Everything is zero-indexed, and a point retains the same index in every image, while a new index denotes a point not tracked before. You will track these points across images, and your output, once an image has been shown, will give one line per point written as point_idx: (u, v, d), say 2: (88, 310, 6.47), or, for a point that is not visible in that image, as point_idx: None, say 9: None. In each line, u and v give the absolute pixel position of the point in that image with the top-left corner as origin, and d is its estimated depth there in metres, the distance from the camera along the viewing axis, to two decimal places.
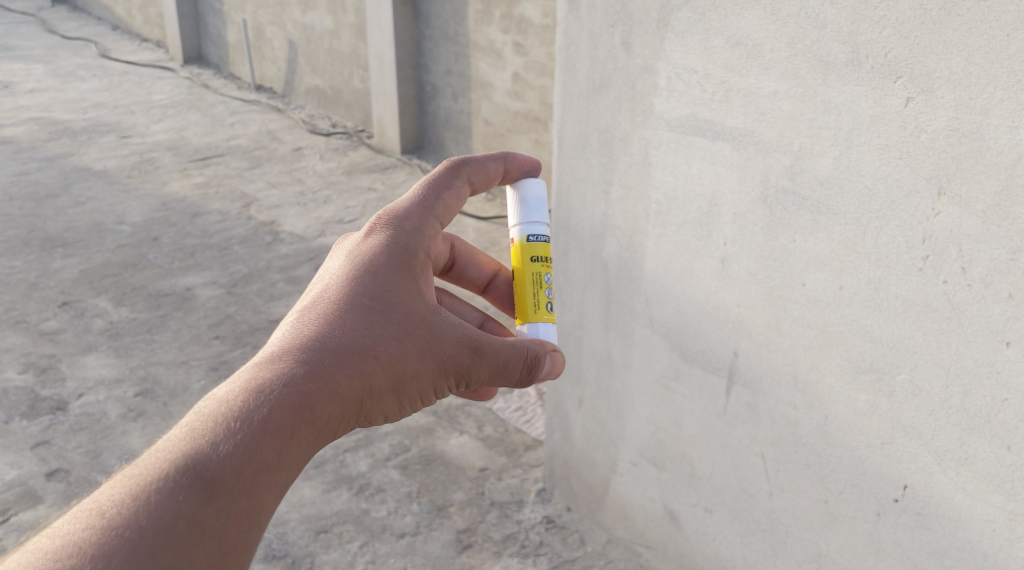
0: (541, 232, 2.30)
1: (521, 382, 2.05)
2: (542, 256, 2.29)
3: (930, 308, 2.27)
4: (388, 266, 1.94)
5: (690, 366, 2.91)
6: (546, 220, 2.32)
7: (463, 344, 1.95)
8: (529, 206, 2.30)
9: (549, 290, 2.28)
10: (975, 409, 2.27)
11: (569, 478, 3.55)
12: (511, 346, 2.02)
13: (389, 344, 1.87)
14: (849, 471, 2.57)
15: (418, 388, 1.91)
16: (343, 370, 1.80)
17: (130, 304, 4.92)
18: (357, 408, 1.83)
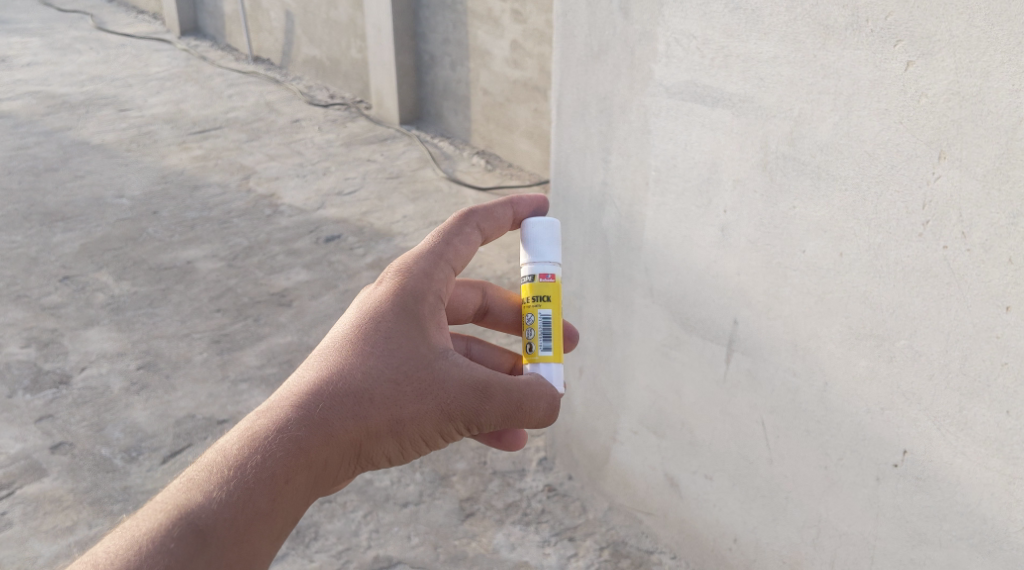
0: (535, 271, 2.22)
1: (538, 423, 2.01)
2: (527, 297, 2.22)
3: (930, 273, 2.27)
4: (389, 309, 1.94)
5: (691, 334, 2.91)
6: (537, 261, 2.21)
7: (468, 388, 1.92)
8: (524, 248, 2.25)
9: (529, 331, 2.21)
10: (975, 373, 2.27)
11: (571, 447, 3.56)
12: (521, 389, 1.97)
13: (387, 387, 1.89)
14: (849, 437, 2.57)
15: (420, 430, 1.91)
16: (339, 417, 1.84)
17: (132, 277, 4.92)
18: (355, 452, 1.87)
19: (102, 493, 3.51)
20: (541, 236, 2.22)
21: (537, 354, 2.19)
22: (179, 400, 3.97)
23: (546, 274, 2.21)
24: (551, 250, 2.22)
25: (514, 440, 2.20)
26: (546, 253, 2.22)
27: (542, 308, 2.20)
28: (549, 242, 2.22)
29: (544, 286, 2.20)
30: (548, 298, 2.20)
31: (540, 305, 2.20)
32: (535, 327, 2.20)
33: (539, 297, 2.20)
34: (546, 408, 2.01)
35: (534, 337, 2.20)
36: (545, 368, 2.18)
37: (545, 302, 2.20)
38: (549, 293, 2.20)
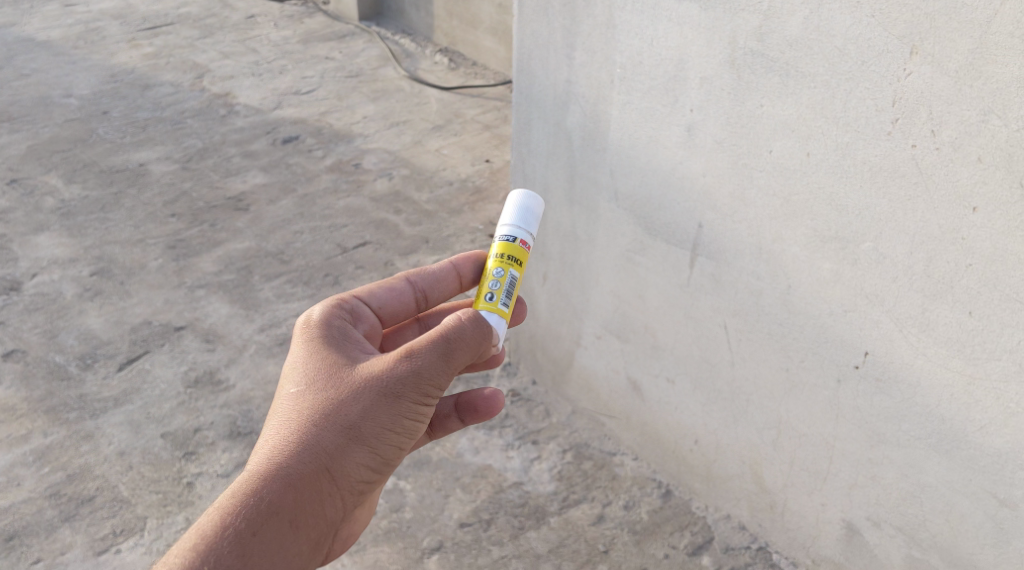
0: (514, 235, 2.11)
1: (474, 343, 1.91)
2: (498, 253, 2.09)
3: (898, 173, 2.21)
4: (304, 351, 1.90)
5: (656, 238, 2.86)
6: (518, 224, 2.12)
7: (394, 360, 1.85)
8: (506, 209, 2.15)
9: (494, 282, 2.06)
10: (939, 275, 2.24)
11: (535, 352, 3.53)
12: (445, 331, 1.88)
13: (320, 404, 1.82)
14: (811, 339, 2.55)
15: (372, 422, 1.82)
16: (288, 452, 1.77)
17: (82, 181, 4.77)
18: (323, 478, 1.79)
19: (57, 402, 3.46)
20: (527, 204, 2.15)
21: (497, 305, 2.04)
22: (134, 307, 3.89)
23: (522, 239, 2.12)
24: (530, 220, 2.15)
25: (491, 406, 2.13)
26: (526, 221, 2.14)
27: (512, 269, 2.08)
28: (532, 212, 2.14)
29: (519, 251, 2.11)
30: (523, 263, 2.10)
31: (513, 264, 2.08)
32: (502, 282, 2.06)
33: (511, 256, 2.09)
34: (474, 328, 1.91)
35: (495, 290, 2.05)
36: (496, 320, 2.02)
37: (516, 264, 2.09)
38: (519, 257, 2.10)
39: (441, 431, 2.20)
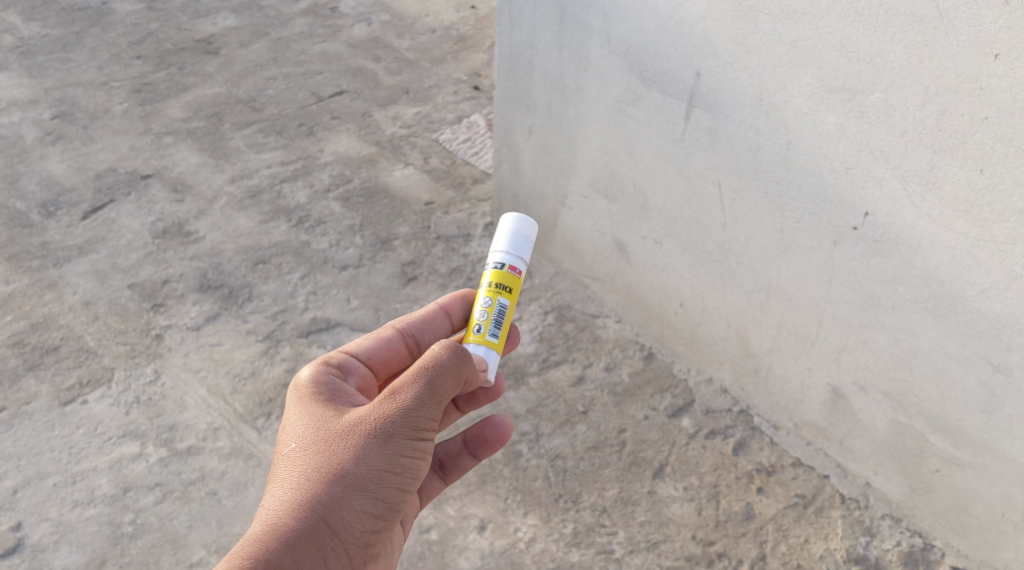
0: (507, 261, 2.04)
1: (459, 377, 1.84)
2: (489, 284, 2.02)
3: (916, 17, 2.05)
4: (292, 414, 1.82)
5: (650, 89, 2.68)
6: (510, 250, 2.04)
7: (380, 403, 1.77)
8: (498, 234, 2.07)
9: (480, 313, 2.00)
10: (951, 130, 2.10)
11: (518, 210, 3.38)
12: (426, 363, 1.81)
13: (311, 462, 1.73)
14: (809, 199, 2.42)
15: (369, 469, 1.73)
16: (286, 509, 1.68)
17: (41, 19, 4.51)
18: (324, 533, 1.68)
19: (19, 250, 3.35)
20: (518, 227, 2.06)
21: (483, 337, 1.99)
22: (99, 154, 3.71)
23: (513, 266, 2.04)
24: (524, 246, 2.07)
25: (496, 435, 2.08)
26: (518, 247, 2.06)
27: (501, 298, 2.02)
28: (525, 237, 2.06)
29: (510, 277, 2.03)
30: (514, 292, 2.03)
31: (503, 296, 2.02)
32: (490, 311, 2.00)
33: (501, 285, 2.02)
34: (455, 358, 1.83)
35: (483, 322, 2.00)
36: (485, 351, 1.98)
37: (506, 292, 2.02)
38: (511, 285, 2.03)
39: (453, 472, 2.12)
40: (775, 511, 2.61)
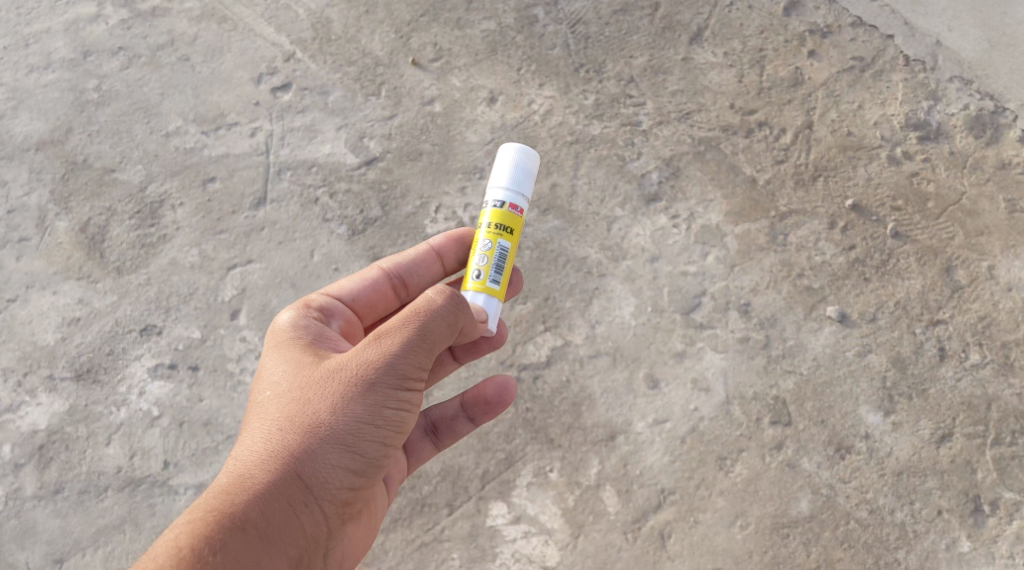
0: (508, 201, 1.82)
1: (452, 317, 1.68)
2: (488, 228, 1.82)
3: None
4: (274, 357, 1.72)
5: None
6: (510, 187, 1.83)
7: (363, 352, 1.65)
8: (496, 169, 1.85)
9: (479, 259, 1.81)
10: None
11: None
12: (414, 309, 1.66)
13: (288, 410, 1.63)
14: None
15: (346, 426, 1.62)
16: (256, 465, 1.61)
17: None
18: (297, 487, 1.60)
19: None
20: (518, 160, 1.84)
21: (482, 286, 1.80)
22: None
23: (514, 203, 1.83)
24: (526, 179, 1.85)
25: (495, 392, 1.88)
26: (520, 181, 1.84)
27: (501, 239, 1.81)
28: (526, 171, 1.84)
29: (511, 217, 1.82)
30: (514, 232, 1.82)
31: (501, 239, 1.81)
32: (490, 255, 1.81)
33: (501, 227, 1.81)
34: (450, 304, 1.68)
35: (481, 267, 1.81)
36: (485, 300, 1.80)
37: (507, 233, 1.82)
38: (512, 225, 1.82)
39: (447, 437, 1.91)
40: (827, 76, 2.32)
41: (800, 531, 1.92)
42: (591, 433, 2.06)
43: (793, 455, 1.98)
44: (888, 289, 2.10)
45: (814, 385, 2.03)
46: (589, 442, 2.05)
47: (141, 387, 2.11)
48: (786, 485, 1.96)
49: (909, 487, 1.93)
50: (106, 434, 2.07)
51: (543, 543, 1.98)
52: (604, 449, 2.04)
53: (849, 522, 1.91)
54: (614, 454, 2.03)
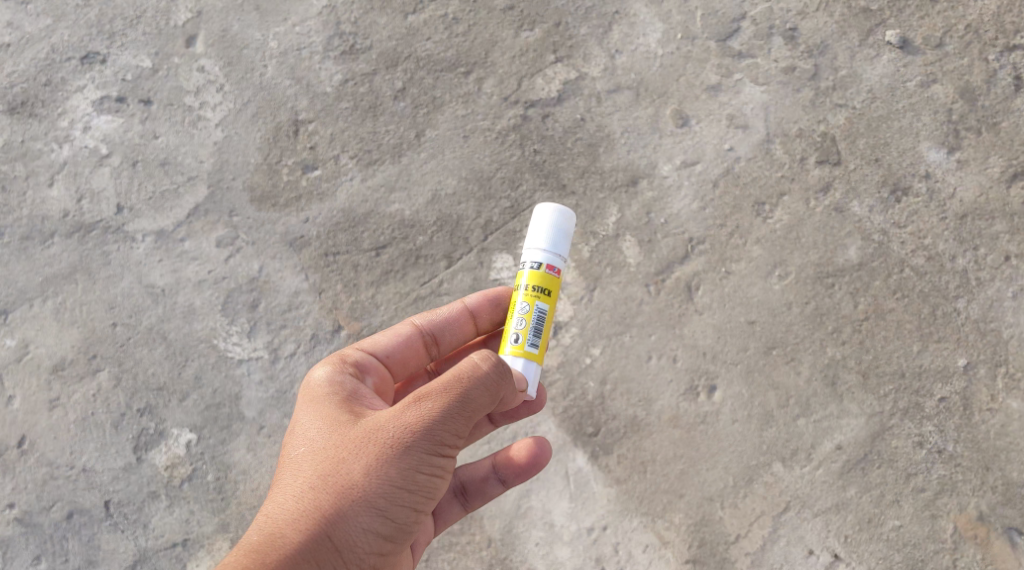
0: (550, 264, 1.48)
1: (506, 383, 1.39)
2: (523, 295, 1.48)
3: None
4: (306, 408, 1.42)
5: None
6: (549, 248, 1.48)
7: (405, 411, 1.36)
8: (531, 228, 1.50)
9: (515, 323, 1.47)
10: None
11: None
12: (465, 367, 1.37)
13: (323, 475, 1.34)
14: None
15: (383, 494, 1.33)
16: (281, 532, 1.32)
17: None
18: (322, 562, 1.31)
19: None
20: (558, 217, 1.49)
21: (519, 354, 1.47)
22: None
23: (552, 264, 1.48)
24: (568, 239, 1.50)
25: (532, 451, 1.50)
26: (560, 241, 1.49)
27: (540, 303, 1.47)
28: (568, 228, 1.50)
29: (551, 277, 1.48)
30: (554, 296, 1.48)
31: (541, 305, 1.47)
32: (528, 319, 1.47)
33: (539, 291, 1.47)
34: (496, 371, 1.38)
35: (519, 328, 1.47)
36: (522, 363, 1.46)
37: (546, 294, 1.48)
38: (553, 286, 1.48)
39: (477, 499, 1.54)
40: None
41: (848, 279, 1.69)
42: (605, 179, 1.77)
43: (840, 199, 1.72)
44: (958, 12, 1.80)
45: (868, 120, 1.76)
46: (608, 184, 1.77)
47: (86, 122, 1.82)
48: (832, 231, 1.71)
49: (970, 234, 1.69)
50: (49, 176, 1.79)
51: None
52: (624, 196, 1.76)
53: (900, 272, 1.69)
54: (633, 202, 1.76)
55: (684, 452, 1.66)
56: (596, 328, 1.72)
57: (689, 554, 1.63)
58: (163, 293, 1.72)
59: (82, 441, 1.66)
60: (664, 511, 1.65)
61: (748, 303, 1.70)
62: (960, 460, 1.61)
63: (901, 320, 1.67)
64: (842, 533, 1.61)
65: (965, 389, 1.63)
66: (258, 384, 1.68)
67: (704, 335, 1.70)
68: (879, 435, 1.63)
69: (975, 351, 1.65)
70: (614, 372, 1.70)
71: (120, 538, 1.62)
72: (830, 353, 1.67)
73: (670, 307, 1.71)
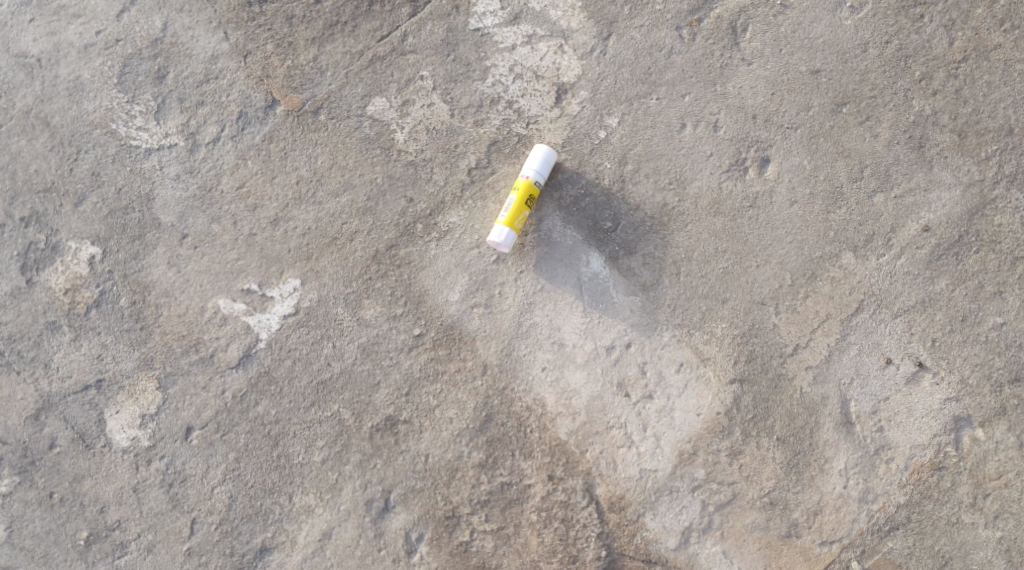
0: (531, 175, 2.57)
1: None
2: (515, 193, 2.57)
3: None
4: None
5: None
6: (537, 170, 2.56)
7: None
8: (530, 156, 2.58)
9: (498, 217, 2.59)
10: None
11: None
12: None
13: None
14: None
15: None
16: None
17: None
18: None
19: None
20: (547, 152, 2.58)
21: (497, 225, 2.56)
22: None
23: (529, 177, 2.57)
24: (549, 168, 2.58)
25: None
26: (544, 168, 2.58)
27: (513, 198, 2.57)
28: (551, 160, 2.58)
29: (524, 184, 2.57)
30: (522, 195, 2.56)
31: (511, 200, 2.57)
32: (502, 212, 2.57)
33: (525, 193, 2.56)
34: None
35: (501, 213, 2.57)
36: (505, 232, 2.55)
37: (518, 192, 2.57)
38: (526, 210, 2.58)
39: None
40: None
41: (776, 134, 2.64)
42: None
43: (855, 113, 2.64)
44: None
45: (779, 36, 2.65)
46: (601, 8, 2.66)
47: None
48: (840, 132, 2.64)
49: (964, 32, 2.65)
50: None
51: (529, 73, 2.65)
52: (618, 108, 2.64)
53: (956, 69, 2.64)
54: (665, 26, 2.65)
55: (729, 249, 2.63)
56: (627, 149, 2.64)
57: (733, 374, 2.61)
58: (48, 92, 2.65)
59: (25, 337, 2.62)
60: (701, 321, 2.62)
61: (815, 56, 2.65)
62: (985, 338, 2.62)
63: (939, 113, 2.64)
64: (928, 338, 2.63)
65: (984, 231, 2.63)
66: (176, 189, 2.63)
67: (703, 176, 2.64)
68: (815, 258, 2.63)
69: (973, 206, 2.63)
70: (633, 150, 2.64)
71: (15, 382, 2.62)
72: (918, 105, 2.64)
73: (709, 61, 2.65)
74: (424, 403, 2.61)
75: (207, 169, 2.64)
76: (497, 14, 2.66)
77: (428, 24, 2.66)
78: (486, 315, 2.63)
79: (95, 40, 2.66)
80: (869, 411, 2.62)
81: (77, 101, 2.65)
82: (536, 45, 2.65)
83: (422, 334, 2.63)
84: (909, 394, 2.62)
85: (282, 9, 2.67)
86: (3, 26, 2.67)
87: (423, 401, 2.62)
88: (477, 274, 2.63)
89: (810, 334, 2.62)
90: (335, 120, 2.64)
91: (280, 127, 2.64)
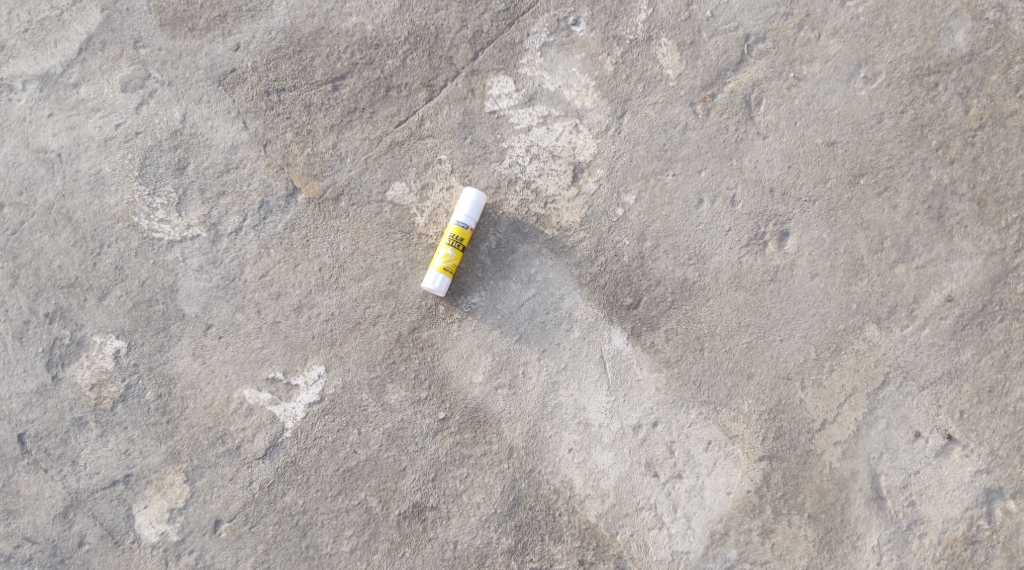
0: (459, 220, 2.59)
1: None
2: (446, 238, 2.60)
3: None
4: None
5: None
6: (467, 216, 2.59)
7: None
8: (460, 202, 2.60)
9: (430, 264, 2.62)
10: None
11: None
12: None
13: None
14: None
15: None
16: None
17: None
18: None
19: None
20: (476, 196, 2.60)
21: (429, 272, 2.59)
22: None
23: (458, 223, 2.59)
24: (479, 212, 2.61)
25: None
26: (474, 213, 2.60)
27: (443, 246, 2.60)
28: (481, 204, 2.60)
29: (454, 230, 2.60)
30: (450, 242, 2.59)
31: (441, 248, 2.60)
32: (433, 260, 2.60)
33: (457, 240, 2.59)
34: None
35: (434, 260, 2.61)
36: (438, 278, 2.58)
37: (449, 240, 2.59)
38: (459, 256, 2.61)
39: None
40: None
41: (794, 208, 2.64)
42: (722, 55, 2.67)
43: (871, 181, 2.64)
44: (881, 22, 2.66)
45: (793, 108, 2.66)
46: (613, 87, 2.67)
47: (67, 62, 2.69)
48: (856, 205, 2.64)
49: (979, 99, 2.65)
50: (11, 143, 2.67)
51: (550, 157, 2.67)
52: (637, 186, 2.65)
53: (972, 137, 2.65)
54: (678, 103, 2.67)
55: (751, 323, 2.62)
56: (646, 225, 2.65)
57: (761, 451, 2.59)
58: (70, 188, 2.66)
59: (51, 435, 2.62)
60: (727, 399, 2.60)
61: (830, 128, 2.65)
62: (1014, 409, 2.60)
63: (957, 182, 2.64)
64: (956, 411, 2.60)
65: (1007, 300, 2.62)
66: (198, 279, 2.65)
67: (722, 250, 2.64)
68: (839, 331, 2.62)
69: (995, 275, 2.62)
70: (652, 227, 2.65)
71: (43, 480, 2.60)
72: (936, 175, 2.64)
73: (723, 136, 2.66)
74: (452, 487, 2.59)
75: (230, 260, 2.66)
76: (512, 95, 2.68)
77: (444, 108, 2.68)
78: (511, 396, 2.62)
79: (115, 134, 2.68)
80: (900, 485, 2.58)
81: (99, 195, 2.67)
82: (551, 125, 2.68)
83: (447, 417, 2.61)
84: (941, 466, 2.59)
85: (300, 97, 2.69)
86: (22, 121, 2.68)
87: (450, 485, 2.59)
88: (501, 354, 2.63)
89: (836, 409, 2.59)
90: (356, 206, 2.67)
91: (305, 214, 2.67)
